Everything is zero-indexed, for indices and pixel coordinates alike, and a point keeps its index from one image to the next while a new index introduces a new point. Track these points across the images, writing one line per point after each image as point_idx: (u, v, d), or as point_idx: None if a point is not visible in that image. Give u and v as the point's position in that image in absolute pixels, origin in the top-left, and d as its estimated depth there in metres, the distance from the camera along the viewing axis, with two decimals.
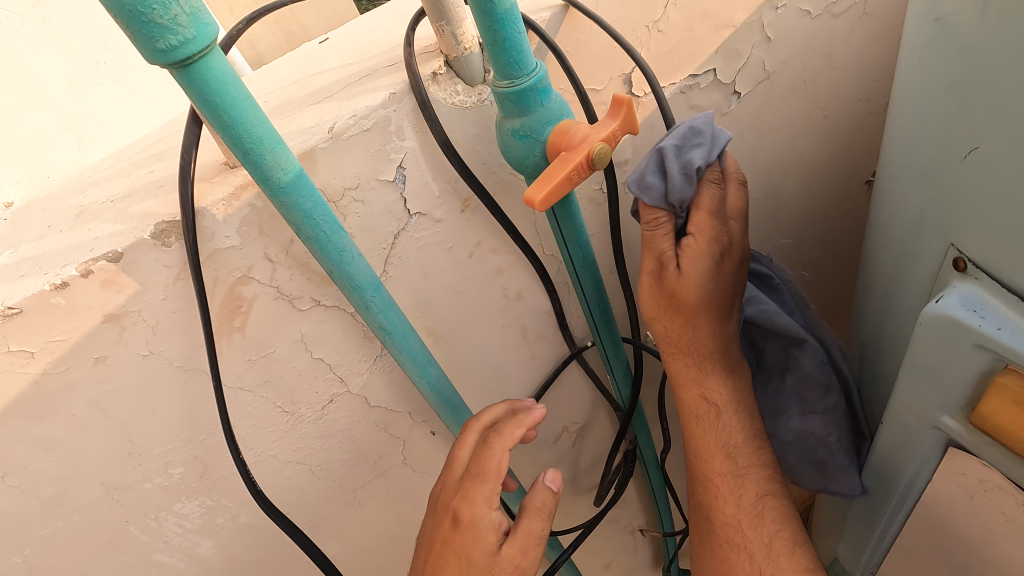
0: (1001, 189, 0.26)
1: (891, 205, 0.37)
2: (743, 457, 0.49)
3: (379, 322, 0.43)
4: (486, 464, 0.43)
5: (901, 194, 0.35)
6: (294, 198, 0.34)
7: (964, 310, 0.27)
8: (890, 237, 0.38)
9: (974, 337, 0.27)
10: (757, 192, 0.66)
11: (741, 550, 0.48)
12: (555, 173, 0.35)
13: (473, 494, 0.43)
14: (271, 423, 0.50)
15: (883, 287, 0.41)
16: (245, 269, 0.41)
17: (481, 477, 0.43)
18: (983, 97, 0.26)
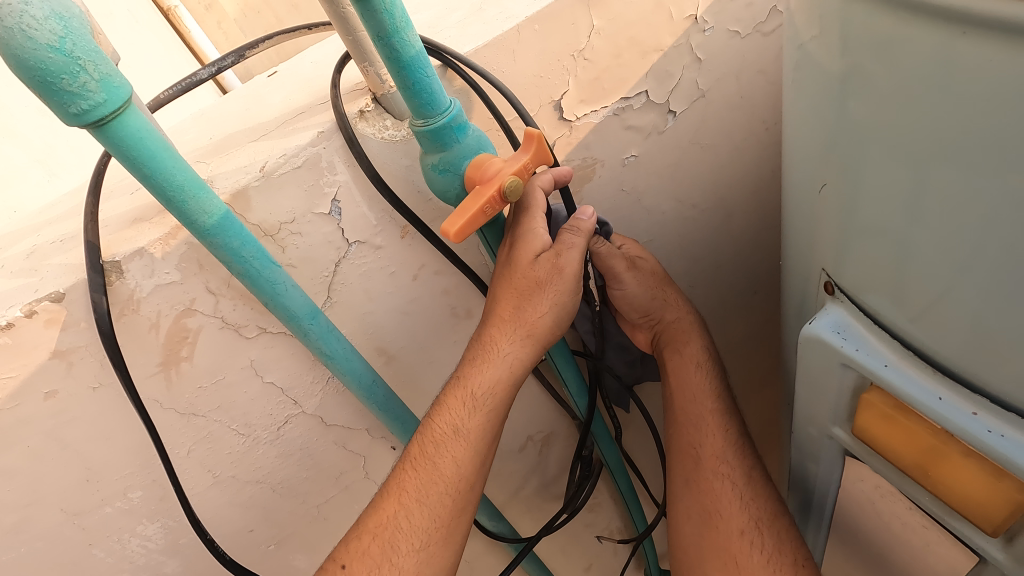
0: (883, 206, 0.28)
1: (794, 226, 0.39)
2: (714, 450, 0.55)
3: (320, 348, 0.44)
4: (489, 356, 0.45)
5: (800, 215, 0.37)
6: (222, 239, 0.36)
7: (831, 331, 0.32)
8: (796, 255, 0.40)
9: (842, 357, 0.32)
10: (705, 204, 0.68)
11: (725, 478, 0.54)
12: (468, 206, 0.37)
13: (451, 398, 0.46)
14: (227, 446, 0.52)
15: (795, 302, 0.43)
16: (188, 302, 0.43)
17: (476, 365, 0.45)
18: (853, 124, 0.28)
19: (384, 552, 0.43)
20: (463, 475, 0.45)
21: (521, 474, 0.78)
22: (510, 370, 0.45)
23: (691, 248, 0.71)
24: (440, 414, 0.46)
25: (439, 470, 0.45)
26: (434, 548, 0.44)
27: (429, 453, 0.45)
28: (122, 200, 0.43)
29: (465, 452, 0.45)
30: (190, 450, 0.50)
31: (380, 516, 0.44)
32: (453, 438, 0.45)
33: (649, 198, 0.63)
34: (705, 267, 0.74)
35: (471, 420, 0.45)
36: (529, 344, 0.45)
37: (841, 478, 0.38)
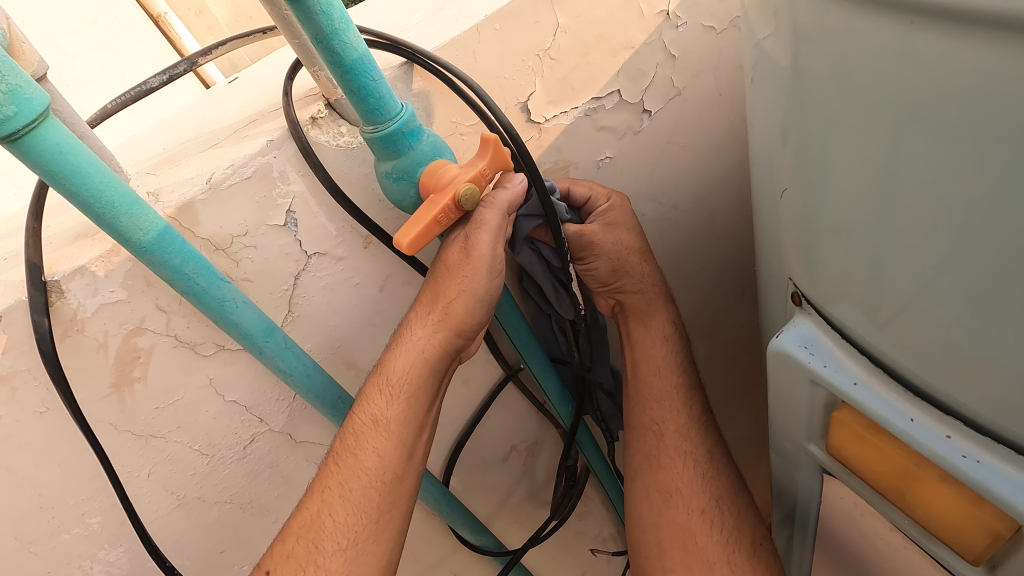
0: (848, 205, 0.26)
1: (766, 230, 0.37)
2: (677, 427, 0.54)
3: (278, 366, 0.43)
4: (405, 342, 0.43)
5: (771, 218, 0.35)
6: (160, 256, 0.34)
7: (799, 346, 0.30)
8: (769, 260, 0.38)
9: (809, 373, 0.30)
10: (686, 204, 0.66)
11: (687, 459, 0.52)
12: (422, 217, 0.35)
13: (371, 388, 0.44)
14: (190, 467, 0.50)
15: (772, 308, 0.41)
16: (137, 320, 0.41)
17: (393, 353, 0.43)
18: (815, 120, 0.26)
19: (310, 553, 0.40)
20: (387, 466, 0.42)
21: (506, 484, 0.76)
22: (426, 355, 0.43)
23: (673, 250, 0.69)
24: (361, 405, 0.43)
25: (361, 463, 0.42)
26: (362, 547, 0.41)
27: (349, 445, 0.43)
28: (68, 216, 0.41)
29: (387, 443, 0.43)
30: (150, 472, 0.48)
31: (304, 516, 0.42)
32: (374, 428, 0.43)
33: (627, 200, 0.61)
34: (688, 269, 0.72)
35: (391, 409, 0.43)
36: (446, 326, 0.42)
37: (821, 495, 0.37)
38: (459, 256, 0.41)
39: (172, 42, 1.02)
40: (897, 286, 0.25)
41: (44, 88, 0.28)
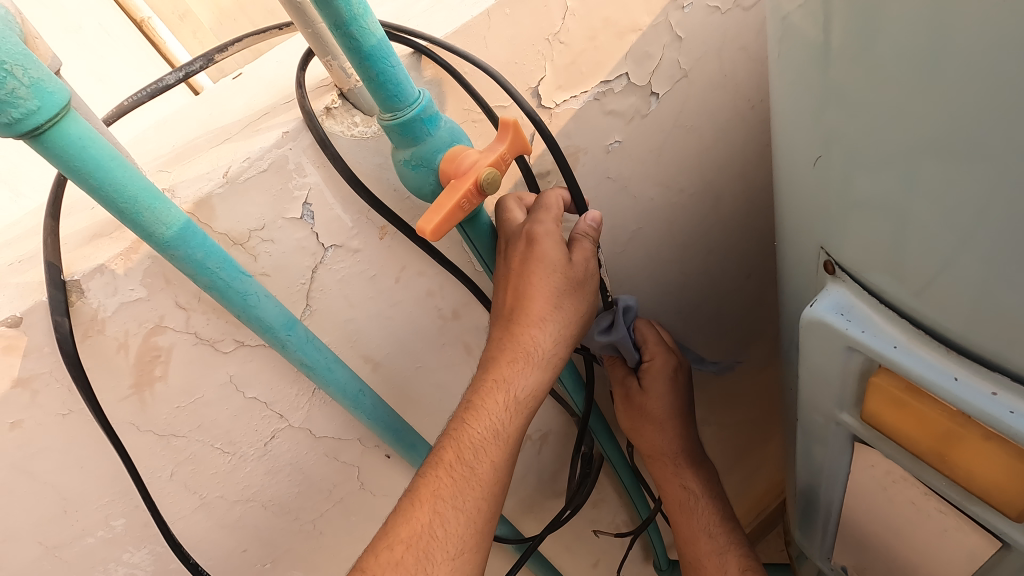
0: (879, 166, 0.26)
1: (787, 203, 0.37)
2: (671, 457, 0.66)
3: (300, 359, 0.42)
4: (530, 357, 0.44)
5: (794, 190, 0.36)
6: (183, 251, 0.34)
7: (834, 314, 0.30)
8: (791, 234, 0.38)
9: (846, 340, 0.30)
10: (693, 188, 0.67)
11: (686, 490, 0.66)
12: (444, 202, 0.35)
13: (487, 399, 0.43)
14: (212, 466, 0.50)
15: (792, 283, 0.41)
16: (156, 319, 0.41)
17: (514, 364, 0.44)
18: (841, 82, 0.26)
19: (419, 561, 0.41)
20: (497, 479, 0.44)
21: (521, 474, 0.76)
22: (544, 378, 0.45)
23: (680, 234, 0.70)
24: (476, 417, 0.43)
25: (477, 475, 0.43)
26: (468, 556, 0.42)
27: (467, 458, 0.43)
28: (82, 216, 0.41)
29: (499, 455, 0.44)
30: (172, 472, 0.48)
31: (413, 525, 0.41)
32: (493, 442, 0.43)
33: (635, 185, 0.61)
34: (695, 252, 0.73)
35: (512, 424, 0.44)
36: (565, 345, 0.45)
37: (847, 466, 0.37)
38: (558, 256, 0.44)
39: (158, 47, 0.99)
40: (925, 240, 0.26)
41: (64, 81, 0.28)
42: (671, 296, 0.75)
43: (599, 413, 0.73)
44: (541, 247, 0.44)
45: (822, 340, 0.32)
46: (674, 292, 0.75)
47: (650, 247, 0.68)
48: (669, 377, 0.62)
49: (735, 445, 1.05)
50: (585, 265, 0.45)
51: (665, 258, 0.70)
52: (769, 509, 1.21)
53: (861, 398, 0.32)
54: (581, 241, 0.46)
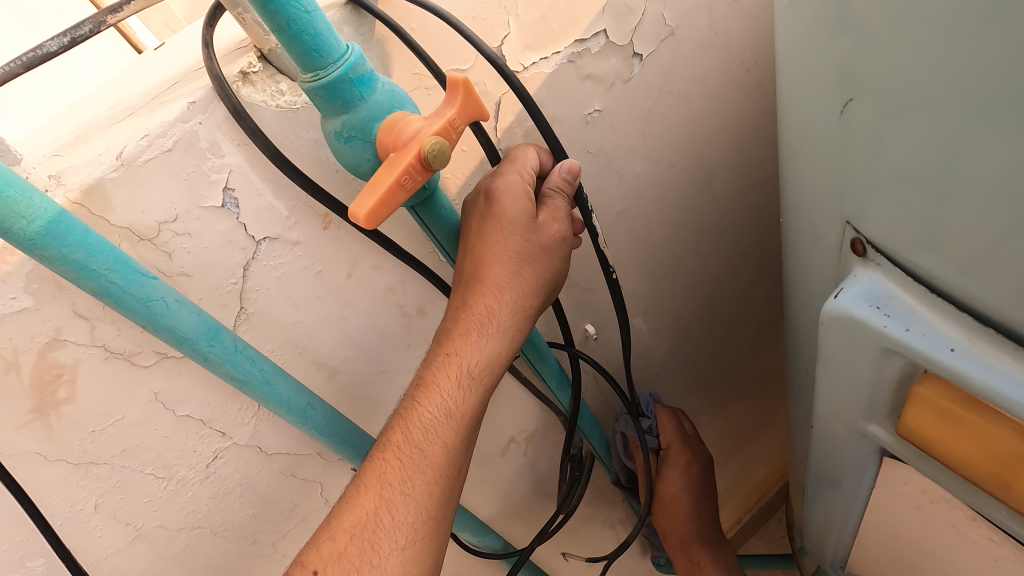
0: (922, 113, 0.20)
1: (797, 175, 0.31)
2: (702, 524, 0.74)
3: (229, 373, 0.36)
4: (486, 329, 0.38)
5: (805, 154, 0.30)
6: (56, 250, 0.27)
7: (866, 306, 0.25)
8: (802, 205, 0.32)
9: (882, 339, 0.25)
10: (684, 162, 0.61)
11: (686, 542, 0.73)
12: (381, 181, 0.29)
13: (440, 374, 0.38)
14: (146, 493, 0.44)
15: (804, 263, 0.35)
16: (52, 332, 0.34)
17: (468, 337, 0.38)
18: (872, 1, 0.20)
19: (364, 553, 0.35)
20: (453, 461, 0.38)
21: (506, 479, 0.71)
22: (499, 351, 0.39)
23: (670, 213, 0.64)
24: (427, 393, 0.38)
25: (426, 458, 0.37)
26: (420, 547, 0.36)
27: (414, 440, 0.37)
28: None
29: (455, 436, 0.38)
30: (97, 504, 0.42)
31: (356, 512, 0.36)
32: (444, 421, 0.38)
33: (619, 160, 0.55)
34: (688, 233, 0.67)
35: (465, 402, 0.38)
36: (525, 316, 0.39)
37: (872, 478, 0.32)
38: (522, 213, 0.38)
39: None
40: (980, 206, 0.20)
41: None
42: (663, 281, 0.69)
43: (588, 412, 0.68)
44: (505, 208, 0.37)
45: (849, 340, 0.26)
46: (666, 277, 0.69)
47: (638, 228, 0.62)
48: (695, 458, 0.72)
49: (733, 434, 1.00)
50: (555, 227, 0.39)
51: (655, 240, 0.65)
52: (769, 496, 1.17)
53: (897, 405, 0.27)
54: (552, 198, 0.39)
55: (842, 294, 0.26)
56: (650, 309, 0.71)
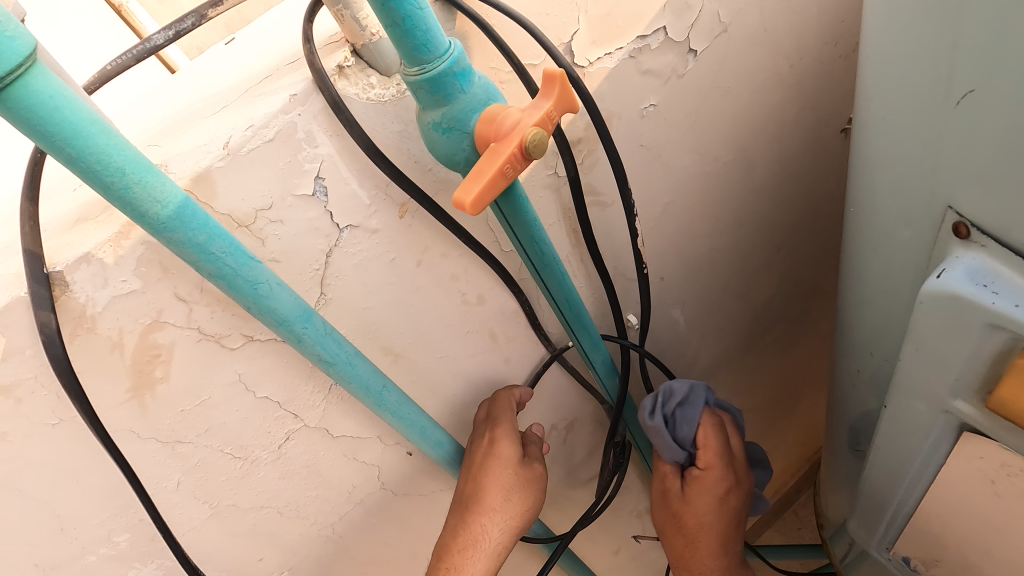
0: None
1: (885, 160, 0.33)
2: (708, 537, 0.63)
3: (319, 355, 0.38)
4: (491, 470, 0.51)
5: (900, 141, 0.31)
6: (182, 234, 0.29)
7: (972, 285, 0.26)
8: (891, 191, 0.34)
9: (987, 315, 0.26)
10: (728, 156, 0.62)
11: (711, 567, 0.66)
12: (485, 169, 0.30)
13: (472, 509, 0.50)
14: (223, 472, 0.46)
15: (884, 245, 0.36)
16: (154, 314, 0.36)
17: (485, 484, 0.50)
18: None
19: None
20: (500, 544, 0.50)
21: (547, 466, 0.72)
22: (507, 466, 0.51)
23: (711, 206, 0.65)
24: (467, 527, 0.50)
25: (478, 556, 0.49)
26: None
27: (463, 559, 0.49)
28: (62, 198, 0.36)
29: (493, 530, 0.50)
30: (179, 482, 0.44)
31: None
32: (483, 528, 0.50)
33: (669, 153, 0.56)
34: (726, 225, 0.69)
35: (495, 514, 0.50)
36: (517, 470, 0.52)
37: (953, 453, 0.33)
38: (508, 423, 0.53)
39: None
40: None
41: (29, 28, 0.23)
42: (701, 271, 0.71)
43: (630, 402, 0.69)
44: (505, 416, 0.54)
45: (951, 320, 0.27)
46: (703, 268, 0.71)
47: (682, 220, 0.63)
48: (720, 502, 0.62)
49: None
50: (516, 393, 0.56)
51: (695, 232, 0.66)
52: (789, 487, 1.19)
53: (984, 380, 0.28)
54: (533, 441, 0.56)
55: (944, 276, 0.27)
56: (687, 299, 0.73)
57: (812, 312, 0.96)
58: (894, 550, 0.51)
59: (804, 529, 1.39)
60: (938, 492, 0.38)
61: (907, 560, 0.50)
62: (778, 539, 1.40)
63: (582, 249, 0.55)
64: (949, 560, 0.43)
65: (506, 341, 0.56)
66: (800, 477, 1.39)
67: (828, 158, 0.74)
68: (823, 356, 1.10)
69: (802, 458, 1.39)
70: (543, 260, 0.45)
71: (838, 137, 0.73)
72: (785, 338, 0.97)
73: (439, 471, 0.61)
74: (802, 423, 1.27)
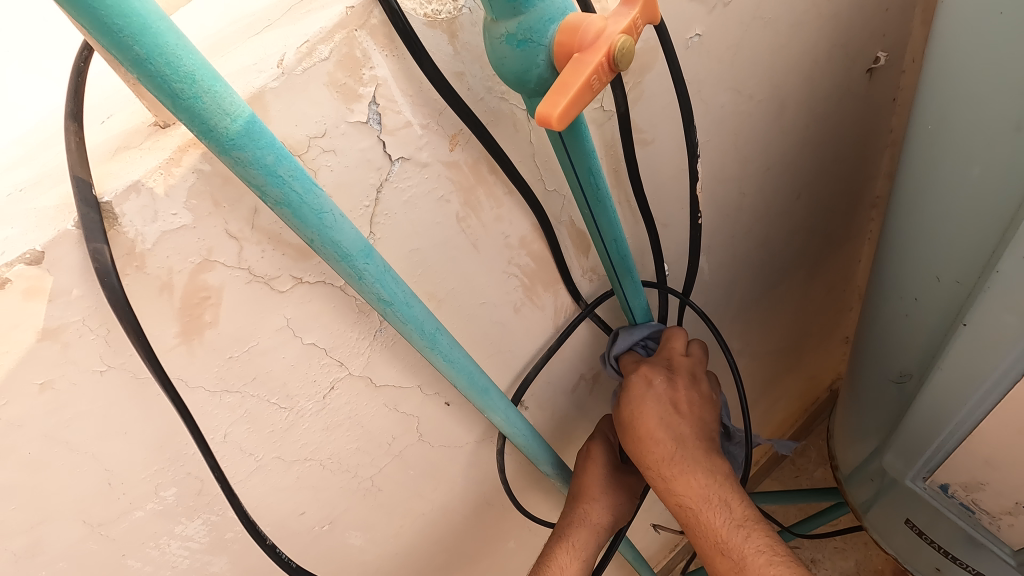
0: None
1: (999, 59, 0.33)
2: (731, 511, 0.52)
3: (376, 294, 0.36)
4: (591, 505, 0.59)
5: (1011, 47, 0.32)
6: (250, 152, 0.26)
7: None
8: (986, 102, 0.34)
9: None
10: (762, 95, 0.61)
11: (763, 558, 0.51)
12: (571, 81, 0.28)
13: (563, 546, 0.57)
14: (269, 424, 0.44)
15: (957, 161, 0.37)
16: (204, 252, 0.34)
17: (578, 525, 0.58)
18: None
19: (553, 552, 0.57)
20: (590, 535, 0.58)
21: (579, 417, 0.72)
22: (600, 519, 0.58)
23: (742, 147, 0.64)
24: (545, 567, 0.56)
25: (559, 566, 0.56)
26: (577, 551, 0.57)
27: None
28: (92, 132, 0.34)
29: (585, 543, 0.57)
30: (226, 433, 0.42)
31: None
32: (567, 554, 0.57)
33: (708, 89, 0.55)
34: (753, 167, 0.68)
35: (578, 554, 0.57)
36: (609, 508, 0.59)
37: None
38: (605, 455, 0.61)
39: None
40: None
41: None
42: (726, 216, 0.70)
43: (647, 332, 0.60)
44: (600, 463, 0.61)
45: None
46: (728, 212, 0.70)
47: (714, 162, 0.62)
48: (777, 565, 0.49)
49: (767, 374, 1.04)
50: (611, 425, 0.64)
51: (725, 175, 0.65)
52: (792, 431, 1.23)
53: None
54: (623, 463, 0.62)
55: None
56: (712, 244, 0.72)
57: (821, 259, 0.97)
58: (931, 479, 0.51)
59: (802, 476, 1.44)
60: (1003, 411, 0.38)
61: (945, 487, 0.50)
62: (776, 486, 1.44)
63: (622, 190, 0.54)
64: (997, 483, 0.44)
65: (543, 289, 0.55)
66: (799, 427, 1.43)
67: (853, 99, 0.73)
68: (827, 303, 1.11)
69: (801, 407, 1.42)
70: (597, 196, 0.42)
71: (864, 77, 0.72)
72: (796, 285, 0.97)
73: (475, 421, 0.60)
74: (803, 374, 1.30)
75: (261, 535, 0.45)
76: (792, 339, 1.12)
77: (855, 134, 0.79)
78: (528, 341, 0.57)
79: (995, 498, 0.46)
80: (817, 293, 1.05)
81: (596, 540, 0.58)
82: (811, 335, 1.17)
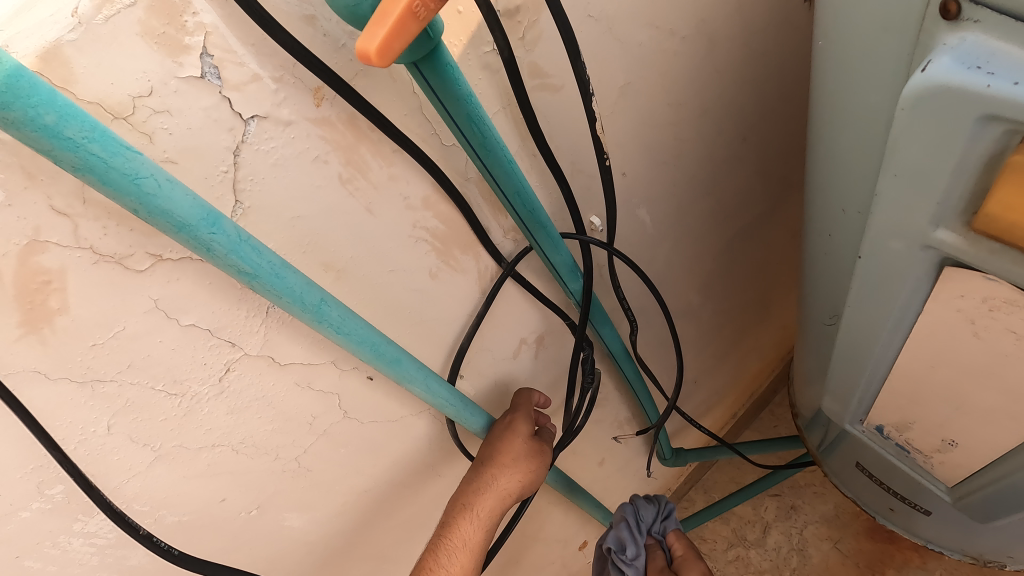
0: None
1: None
2: None
3: (235, 265, 0.33)
4: (496, 476, 0.58)
5: None
6: (19, 111, 0.23)
7: (962, 70, 0.23)
8: None
9: (978, 106, 0.23)
10: (686, 31, 0.57)
11: None
12: (388, 9, 0.25)
13: (460, 522, 0.57)
14: (161, 412, 0.42)
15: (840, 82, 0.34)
16: (30, 232, 0.31)
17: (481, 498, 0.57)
18: None
19: (452, 526, 0.58)
20: (491, 509, 0.58)
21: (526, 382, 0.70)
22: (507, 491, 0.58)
23: (672, 90, 0.61)
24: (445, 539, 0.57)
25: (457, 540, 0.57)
26: (477, 525, 0.57)
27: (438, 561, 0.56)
28: None
29: (485, 517, 0.58)
30: (110, 425, 0.40)
31: (435, 551, 0.57)
32: (467, 527, 0.57)
33: (620, 27, 0.51)
34: (687, 109, 0.64)
35: (474, 529, 0.57)
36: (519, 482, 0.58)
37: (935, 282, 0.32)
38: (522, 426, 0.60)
39: None
40: None
41: None
42: (663, 165, 0.67)
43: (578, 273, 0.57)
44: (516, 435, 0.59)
45: (927, 129, 0.25)
46: (666, 160, 0.67)
47: (641, 107, 0.59)
48: None
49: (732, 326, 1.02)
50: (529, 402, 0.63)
51: (655, 120, 0.62)
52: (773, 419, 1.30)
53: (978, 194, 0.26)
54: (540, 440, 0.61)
55: (929, 75, 0.24)
56: (652, 194, 0.69)
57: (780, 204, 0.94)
58: (867, 422, 0.50)
59: (781, 425, 1.45)
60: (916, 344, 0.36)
61: (880, 429, 0.49)
62: (757, 437, 1.45)
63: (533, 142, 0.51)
64: (924, 421, 0.43)
65: (459, 253, 0.52)
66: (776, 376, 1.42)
67: (793, 32, 0.70)
68: (793, 250, 1.09)
69: (778, 357, 1.41)
70: (484, 146, 0.39)
71: (803, 7, 0.68)
72: (756, 233, 0.95)
73: (406, 394, 0.58)
74: (777, 323, 1.28)
75: (134, 526, 0.42)
76: (759, 289, 1.10)
77: (800, 70, 0.75)
78: (451, 308, 0.55)
79: (925, 436, 0.44)
80: (780, 240, 1.03)
81: (499, 508, 0.58)
82: (779, 284, 1.15)
